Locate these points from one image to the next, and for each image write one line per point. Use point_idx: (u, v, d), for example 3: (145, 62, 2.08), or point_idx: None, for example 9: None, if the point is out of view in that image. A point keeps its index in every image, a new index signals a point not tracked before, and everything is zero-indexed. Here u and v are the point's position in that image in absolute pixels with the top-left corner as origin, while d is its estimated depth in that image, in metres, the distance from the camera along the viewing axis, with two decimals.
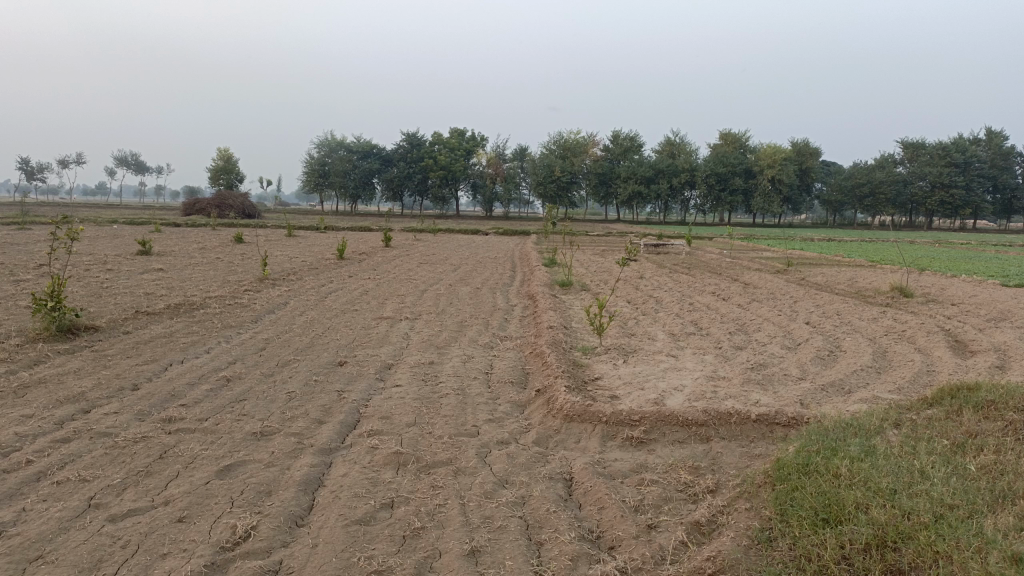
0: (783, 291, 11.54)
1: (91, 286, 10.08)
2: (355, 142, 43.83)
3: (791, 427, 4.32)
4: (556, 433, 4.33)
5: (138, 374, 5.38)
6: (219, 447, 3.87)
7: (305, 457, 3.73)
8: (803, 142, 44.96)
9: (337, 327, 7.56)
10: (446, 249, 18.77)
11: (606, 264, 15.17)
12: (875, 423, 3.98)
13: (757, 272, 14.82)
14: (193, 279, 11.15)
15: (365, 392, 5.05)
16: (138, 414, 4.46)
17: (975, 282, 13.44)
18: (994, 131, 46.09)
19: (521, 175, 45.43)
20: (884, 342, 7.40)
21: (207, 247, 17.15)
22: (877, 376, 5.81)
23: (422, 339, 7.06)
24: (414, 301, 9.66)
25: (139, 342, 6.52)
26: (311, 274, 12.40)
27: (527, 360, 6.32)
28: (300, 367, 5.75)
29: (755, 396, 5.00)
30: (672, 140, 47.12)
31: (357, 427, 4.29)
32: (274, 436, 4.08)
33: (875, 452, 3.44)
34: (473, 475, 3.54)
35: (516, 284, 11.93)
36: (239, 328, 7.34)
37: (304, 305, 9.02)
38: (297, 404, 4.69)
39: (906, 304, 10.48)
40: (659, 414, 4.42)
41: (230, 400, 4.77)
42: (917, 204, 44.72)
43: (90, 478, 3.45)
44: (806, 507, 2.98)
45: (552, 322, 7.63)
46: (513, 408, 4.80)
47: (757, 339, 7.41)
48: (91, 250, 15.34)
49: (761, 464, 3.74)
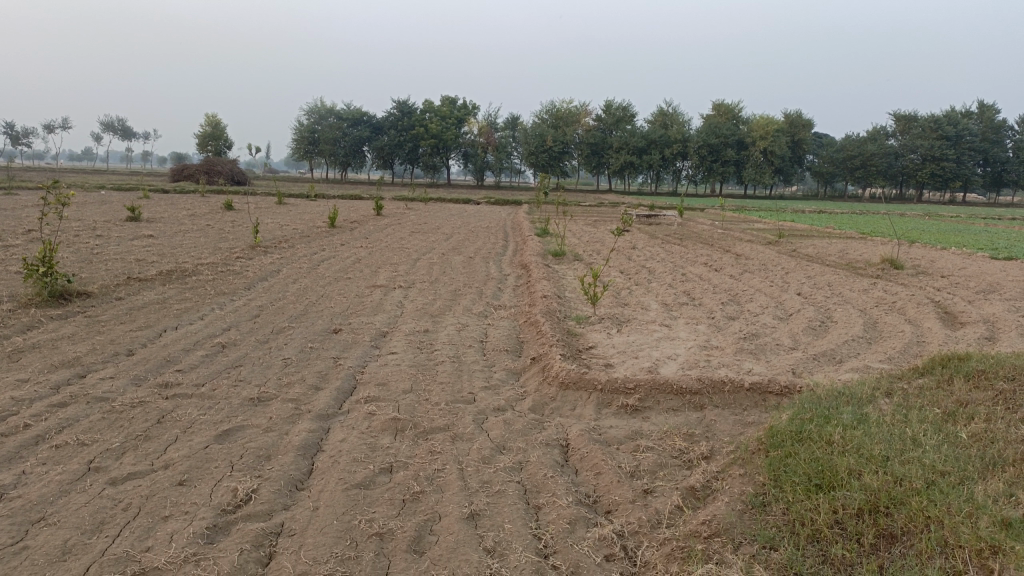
0: (775, 262, 11.58)
1: (82, 251, 10.00)
2: (345, 109, 43.41)
3: (783, 396, 4.37)
4: (551, 400, 4.36)
5: (132, 340, 5.38)
6: (217, 412, 3.89)
7: (303, 423, 3.74)
8: (796, 113, 44.82)
9: (331, 295, 7.55)
10: (438, 218, 18.70)
11: (598, 234, 15.16)
12: (867, 392, 4.03)
13: (749, 243, 14.85)
14: (184, 246, 11.08)
15: (360, 359, 5.07)
16: (134, 379, 4.47)
17: (965, 255, 13.52)
18: (986, 104, 46.10)
19: (512, 144, 45.18)
20: (875, 313, 7.46)
21: (196, 214, 17.05)
22: (868, 347, 5.88)
23: (416, 307, 7.06)
24: (407, 269, 9.64)
25: (133, 308, 6.50)
26: (303, 242, 12.36)
27: (521, 328, 6.33)
28: (295, 334, 5.75)
29: (748, 366, 5.05)
30: (665, 110, 46.83)
31: (354, 393, 4.32)
32: (271, 402, 4.10)
33: (867, 420, 3.49)
34: (470, 441, 3.57)
35: (509, 254, 11.92)
36: (232, 295, 7.32)
37: (297, 273, 8.99)
38: (293, 371, 4.71)
39: (896, 275, 10.54)
40: (654, 382, 4.46)
41: (226, 366, 4.78)
42: (908, 176, 44.84)
43: (88, 442, 3.46)
44: (800, 473, 3.03)
45: (546, 291, 7.64)
46: (508, 376, 4.83)
47: (749, 310, 7.45)
48: (80, 216, 15.20)
49: (755, 431, 3.79)
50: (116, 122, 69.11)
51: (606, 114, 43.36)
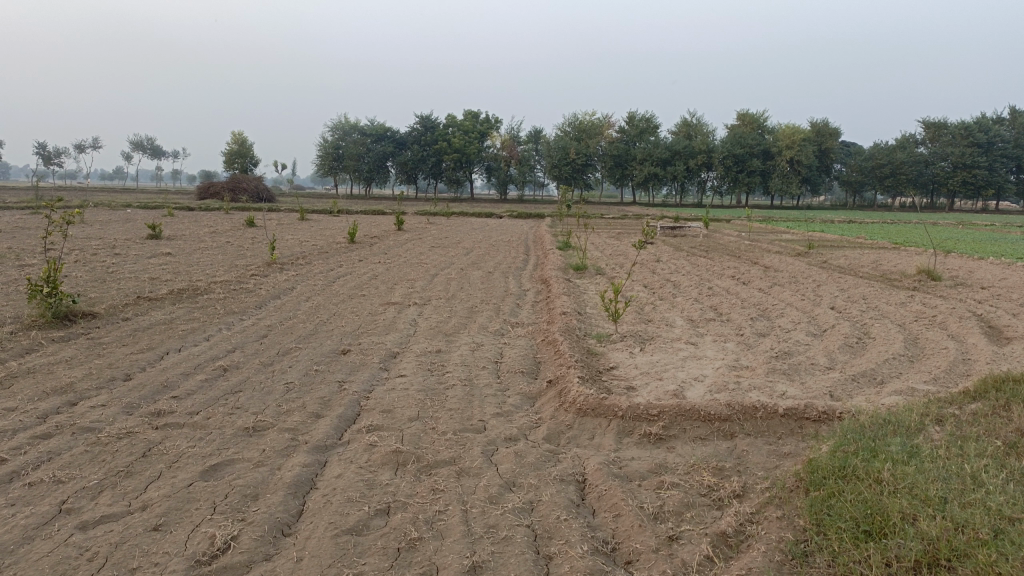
0: (806, 274, 11.15)
1: (97, 270, 9.88)
2: (368, 125, 43.54)
3: (822, 423, 4.01)
4: (568, 428, 4.03)
5: (130, 365, 5.13)
6: (207, 444, 3.63)
7: (297, 456, 3.46)
8: (823, 122, 44.27)
9: (342, 313, 7.28)
10: (459, 233, 18.51)
11: (621, 247, 14.83)
12: (915, 419, 3.66)
13: (777, 255, 14.46)
14: (200, 263, 10.94)
15: (367, 383, 4.79)
16: (126, 407, 4.22)
17: (1005, 265, 12.96)
18: (1019, 110, 45.08)
19: (536, 157, 44.99)
20: (915, 328, 7.03)
21: (217, 230, 17.01)
22: (910, 366, 5.48)
23: (430, 326, 6.77)
24: (424, 285, 9.39)
25: (138, 329, 6.29)
26: (320, 258, 12.17)
27: (539, 348, 6.02)
28: (301, 356, 5.49)
29: (781, 388, 4.69)
30: (689, 120, 46.40)
31: (357, 421, 4.03)
32: (266, 432, 3.82)
33: (919, 453, 3.13)
34: (477, 477, 3.26)
35: (529, 268, 11.63)
36: (242, 314, 7.10)
37: (310, 290, 8.74)
38: (294, 397, 4.42)
39: (934, 287, 10.08)
40: (679, 408, 4.12)
41: (225, 392, 4.52)
42: (938, 184, 44.00)
43: (65, 478, 3.21)
44: (845, 518, 2.70)
45: (565, 308, 7.33)
46: (523, 401, 4.52)
47: (780, 326, 7.07)
48: (101, 234, 15.20)
49: (792, 465, 3.44)
50: (146, 141, 70.08)
51: (629, 126, 43.08)
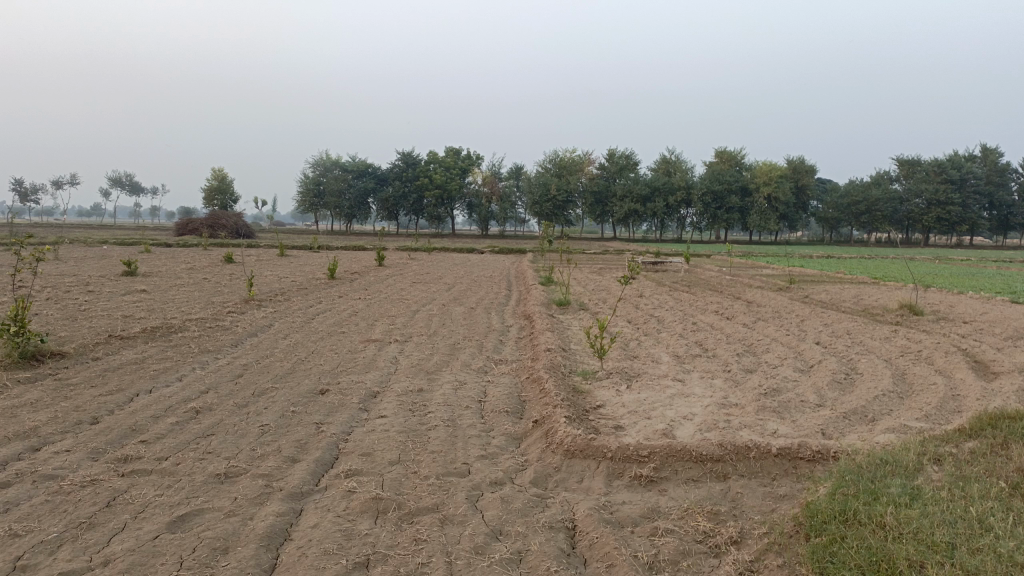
0: (789, 309, 11.12)
1: (69, 308, 9.64)
2: (350, 161, 43.57)
3: (816, 463, 3.90)
4: (555, 471, 3.88)
5: (98, 407, 4.92)
6: (176, 492, 3.44)
7: (271, 504, 3.28)
8: (798, 159, 44.92)
9: (321, 352, 7.10)
10: (441, 268, 18.40)
11: (604, 283, 14.77)
12: (913, 458, 3.55)
13: (759, 289, 14.46)
14: (176, 300, 10.72)
15: (346, 425, 4.61)
16: (92, 452, 4.01)
17: (984, 299, 13.03)
18: (989, 147, 46.00)
19: (517, 194, 45.14)
20: (902, 364, 6.97)
21: (194, 267, 16.77)
22: (900, 402, 5.40)
23: (411, 363, 6.61)
24: (405, 322, 9.23)
25: (108, 369, 6.07)
26: (299, 294, 11.99)
27: (523, 386, 5.87)
28: (278, 396, 5.31)
29: (772, 427, 4.57)
30: (668, 157, 46.94)
31: (335, 465, 3.85)
32: (239, 478, 3.64)
33: (921, 496, 3.01)
34: (462, 525, 3.09)
35: (512, 304, 11.50)
36: (218, 353, 6.90)
37: (289, 328, 8.56)
38: (269, 440, 4.24)
39: (916, 322, 10.06)
40: (670, 448, 3.99)
41: (196, 435, 4.33)
42: (913, 221, 44.62)
43: (21, 532, 3.00)
44: (849, 566, 2.57)
45: (549, 345, 7.21)
46: (508, 442, 4.36)
47: (767, 362, 6.98)
48: (75, 270, 14.93)
49: (789, 509, 3.31)
50: (124, 177, 69.70)
51: (609, 163, 43.48)
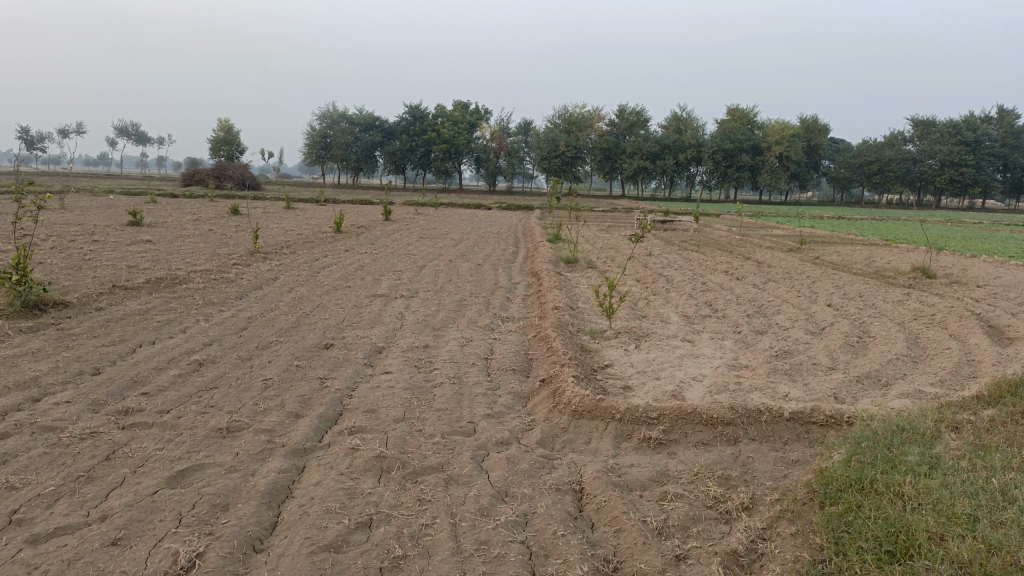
0: (800, 271, 10.97)
1: (73, 257, 9.56)
2: (357, 114, 43.03)
3: (830, 428, 3.81)
4: (563, 432, 3.81)
5: (99, 358, 4.86)
6: (177, 446, 3.38)
7: (273, 460, 3.21)
8: (812, 118, 44.21)
9: (326, 306, 7.02)
10: (448, 223, 18.26)
11: (612, 240, 14.61)
12: (931, 426, 3.47)
13: (770, 250, 14.29)
14: (181, 251, 10.62)
15: (350, 380, 4.54)
16: (92, 404, 3.95)
17: (998, 263, 12.83)
18: (1006, 108, 45.13)
19: (525, 149, 44.65)
20: (915, 327, 6.86)
21: (200, 218, 16.63)
22: (914, 367, 5.30)
23: (417, 319, 6.53)
24: (411, 277, 9.13)
25: (111, 320, 6.01)
26: (305, 247, 11.88)
27: (530, 344, 5.78)
28: (282, 350, 5.24)
29: (783, 390, 4.49)
30: (679, 114, 46.25)
31: (339, 422, 3.79)
32: (241, 433, 3.57)
33: (941, 465, 2.93)
34: (468, 486, 3.03)
35: (519, 261, 11.37)
36: (221, 305, 6.82)
37: (294, 281, 8.46)
38: (272, 394, 4.17)
39: (928, 285, 9.93)
40: (680, 411, 3.91)
41: (198, 388, 4.26)
42: (926, 182, 44.04)
43: (19, 485, 2.95)
44: (866, 537, 2.50)
45: (557, 302, 7.11)
46: (514, 401, 4.29)
47: (778, 323, 6.88)
48: (80, 220, 14.84)
49: (802, 474, 3.23)
50: (130, 127, 69.23)
51: (619, 119, 42.84)
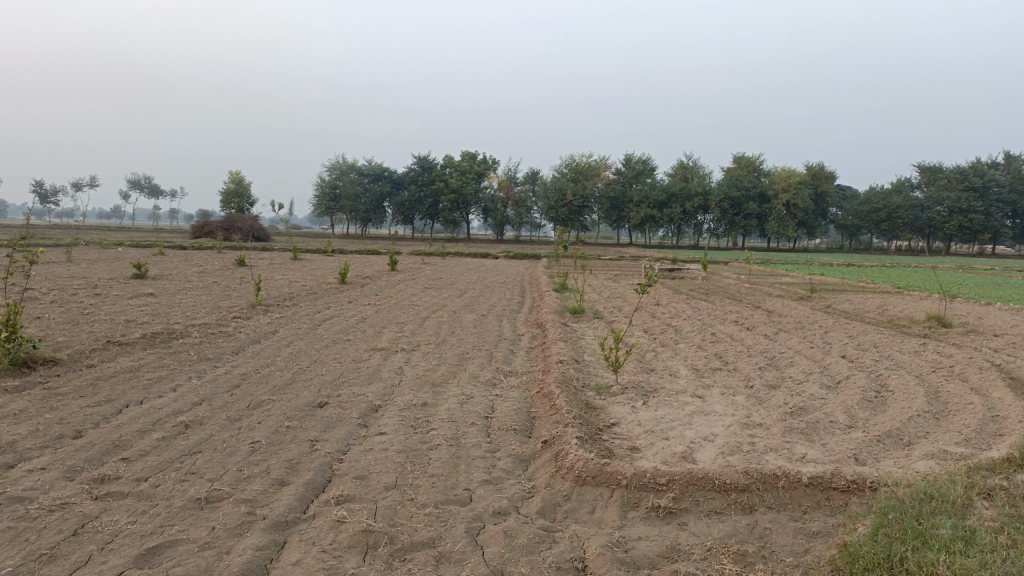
0: (811, 320, 10.72)
1: (72, 311, 9.41)
2: (366, 165, 43.42)
3: (851, 494, 3.56)
4: (566, 500, 3.56)
5: (83, 420, 4.65)
6: (151, 519, 3.15)
7: (251, 536, 2.98)
8: (818, 166, 44.35)
9: (324, 361, 6.81)
10: (454, 273, 18.15)
11: (619, 289, 14.43)
12: (963, 493, 3.22)
13: (780, 298, 14.08)
14: (181, 305, 10.48)
15: (342, 442, 4.31)
16: (67, 472, 3.73)
17: (1014, 311, 12.56)
18: (1012, 155, 45.13)
19: (533, 199, 44.85)
20: (934, 381, 6.58)
21: (206, 270, 16.54)
22: (937, 424, 5.03)
23: (416, 375, 6.31)
24: (414, 329, 8.94)
25: (101, 378, 5.82)
26: (308, 299, 11.75)
27: (533, 400, 5.55)
28: (273, 409, 5.02)
29: (800, 451, 4.24)
30: (686, 163, 46.47)
31: (327, 490, 3.56)
32: (221, 504, 3.35)
33: (979, 540, 2.69)
34: (460, 565, 2.79)
35: (525, 311, 11.20)
36: (217, 361, 6.63)
37: (293, 335, 8.28)
38: (258, 459, 3.95)
39: (944, 335, 9.65)
40: (690, 476, 3.67)
41: (181, 453, 4.04)
42: (934, 228, 43.87)
43: None
44: None
45: (562, 356, 6.89)
46: (515, 465, 4.05)
47: (791, 376, 6.63)
48: (84, 273, 14.77)
49: (824, 549, 2.98)
50: (144, 180, 70.15)
51: (626, 168, 43.07)
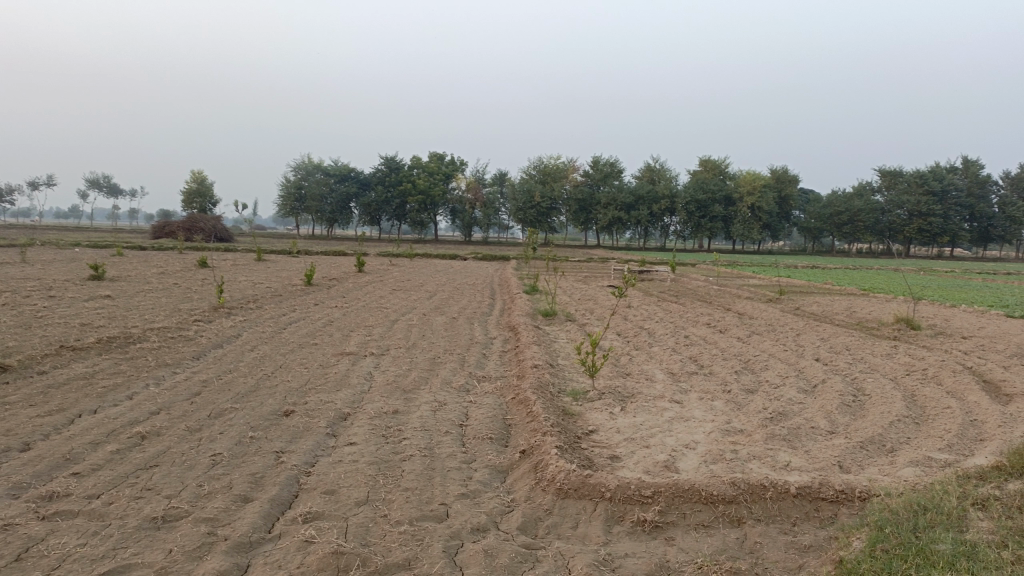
0: (782, 322, 10.69)
1: (24, 315, 9.02)
2: (332, 166, 42.88)
3: (841, 504, 3.45)
4: (546, 514, 3.40)
5: (32, 431, 4.36)
6: (102, 542, 2.92)
7: (212, 560, 2.77)
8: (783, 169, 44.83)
9: (290, 366, 6.56)
10: (423, 275, 17.89)
11: (589, 291, 14.32)
12: (958, 504, 3.12)
13: (749, 300, 14.09)
14: (140, 307, 10.12)
15: (309, 454, 4.10)
16: (12, 489, 3.47)
17: (979, 313, 12.67)
18: (969, 159, 46.02)
19: (500, 200, 44.68)
20: (910, 384, 6.53)
21: (167, 272, 16.09)
22: (918, 429, 4.96)
23: (387, 380, 6.10)
24: (382, 333, 8.70)
25: (52, 385, 5.51)
26: (273, 302, 11.44)
27: (508, 407, 5.37)
28: (236, 419, 4.77)
29: (784, 459, 4.12)
30: (653, 166, 46.69)
31: (294, 506, 3.36)
32: (180, 523, 3.12)
33: (981, 555, 2.58)
34: None
35: (496, 314, 11.02)
36: (176, 368, 6.34)
37: (257, 339, 8.00)
38: (219, 473, 3.72)
39: (915, 337, 9.66)
40: (675, 487, 3.52)
41: (137, 467, 3.79)
42: (895, 231, 44.56)
43: None
44: None
45: (537, 360, 6.72)
46: (492, 477, 3.88)
47: (768, 381, 6.53)
48: (39, 274, 14.26)
49: (820, 564, 2.86)
50: (103, 180, 68.65)
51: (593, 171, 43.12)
